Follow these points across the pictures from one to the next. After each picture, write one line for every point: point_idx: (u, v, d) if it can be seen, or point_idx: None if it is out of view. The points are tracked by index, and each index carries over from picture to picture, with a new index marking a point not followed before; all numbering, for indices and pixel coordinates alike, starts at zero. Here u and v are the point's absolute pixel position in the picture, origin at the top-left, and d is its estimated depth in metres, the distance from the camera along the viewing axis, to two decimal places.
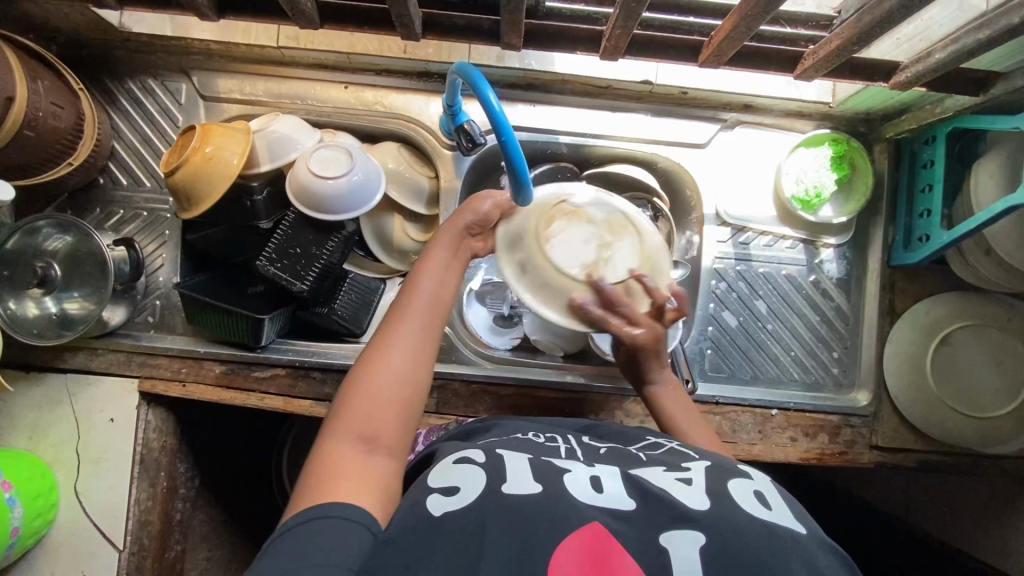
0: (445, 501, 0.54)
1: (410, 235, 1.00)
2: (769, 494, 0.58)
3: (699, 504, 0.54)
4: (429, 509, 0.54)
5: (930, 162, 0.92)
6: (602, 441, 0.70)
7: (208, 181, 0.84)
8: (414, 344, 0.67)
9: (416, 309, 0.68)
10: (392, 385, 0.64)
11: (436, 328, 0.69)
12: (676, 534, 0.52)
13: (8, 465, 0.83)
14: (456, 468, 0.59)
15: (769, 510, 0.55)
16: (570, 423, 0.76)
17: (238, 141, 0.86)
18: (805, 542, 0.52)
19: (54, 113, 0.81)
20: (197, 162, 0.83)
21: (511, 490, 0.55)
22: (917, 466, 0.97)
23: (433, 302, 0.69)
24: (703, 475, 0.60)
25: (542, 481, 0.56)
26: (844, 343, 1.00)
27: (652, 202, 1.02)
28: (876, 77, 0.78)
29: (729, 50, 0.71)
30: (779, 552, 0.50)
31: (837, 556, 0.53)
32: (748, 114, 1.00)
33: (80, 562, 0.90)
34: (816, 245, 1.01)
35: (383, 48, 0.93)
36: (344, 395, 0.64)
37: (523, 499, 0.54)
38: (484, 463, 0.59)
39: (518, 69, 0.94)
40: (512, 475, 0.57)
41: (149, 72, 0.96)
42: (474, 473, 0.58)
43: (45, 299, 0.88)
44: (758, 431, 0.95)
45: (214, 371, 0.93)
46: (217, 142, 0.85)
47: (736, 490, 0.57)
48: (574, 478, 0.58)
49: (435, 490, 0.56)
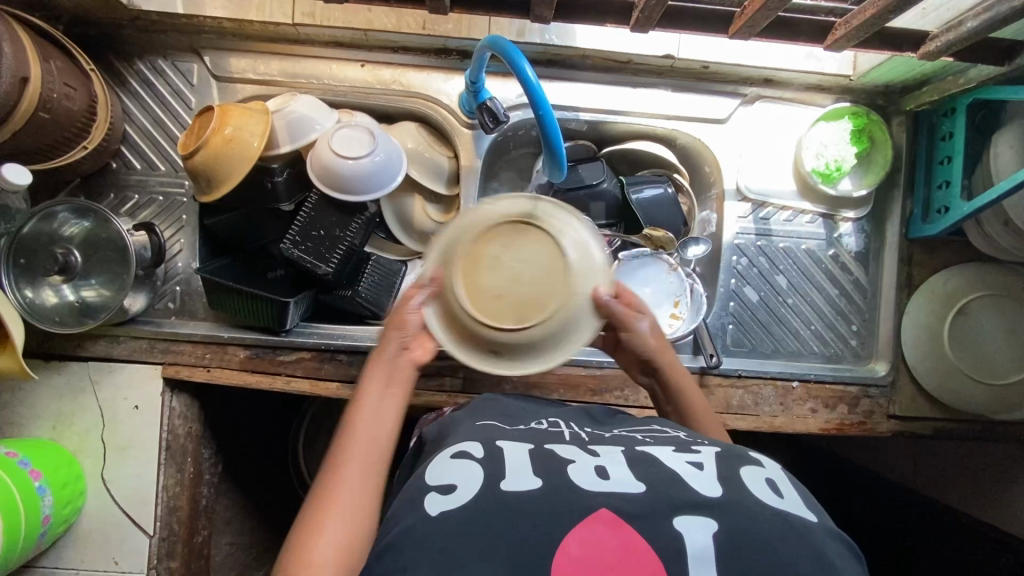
0: (441, 501, 0.54)
1: (432, 217, 1.00)
2: (780, 483, 0.59)
3: (712, 491, 0.54)
4: (427, 509, 0.53)
5: (948, 135, 0.93)
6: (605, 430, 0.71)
7: (228, 164, 0.83)
8: (356, 476, 0.59)
9: (357, 446, 0.62)
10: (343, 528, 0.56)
11: (377, 458, 0.62)
12: (688, 518, 0.52)
13: (36, 454, 0.83)
14: (453, 464, 0.59)
15: (781, 498, 0.56)
16: (581, 413, 0.77)
17: (258, 122, 0.85)
18: (817, 530, 0.53)
19: (67, 95, 0.79)
20: (218, 143, 0.82)
21: (509, 487, 0.54)
22: (933, 434, 1.00)
23: (374, 432, 0.63)
24: (714, 460, 0.60)
25: (542, 475, 0.56)
26: (862, 317, 1.02)
27: (672, 177, 1.03)
28: (904, 46, 0.78)
29: (762, 21, 0.70)
30: (790, 539, 0.51)
31: (844, 544, 0.53)
32: (768, 88, 0.99)
33: (110, 550, 0.90)
34: (835, 219, 1.01)
35: (401, 24, 0.91)
36: (288, 551, 0.54)
37: (522, 496, 0.53)
38: (482, 459, 0.59)
39: (539, 44, 0.93)
40: (511, 471, 0.57)
41: (160, 53, 0.94)
42: (471, 470, 0.57)
43: (64, 287, 0.86)
44: (780, 403, 0.97)
45: (238, 356, 0.92)
46: (239, 122, 0.83)
47: (747, 476, 0.58)
48: (578, 468, 0.58)
49: (431, 490, 0.56)
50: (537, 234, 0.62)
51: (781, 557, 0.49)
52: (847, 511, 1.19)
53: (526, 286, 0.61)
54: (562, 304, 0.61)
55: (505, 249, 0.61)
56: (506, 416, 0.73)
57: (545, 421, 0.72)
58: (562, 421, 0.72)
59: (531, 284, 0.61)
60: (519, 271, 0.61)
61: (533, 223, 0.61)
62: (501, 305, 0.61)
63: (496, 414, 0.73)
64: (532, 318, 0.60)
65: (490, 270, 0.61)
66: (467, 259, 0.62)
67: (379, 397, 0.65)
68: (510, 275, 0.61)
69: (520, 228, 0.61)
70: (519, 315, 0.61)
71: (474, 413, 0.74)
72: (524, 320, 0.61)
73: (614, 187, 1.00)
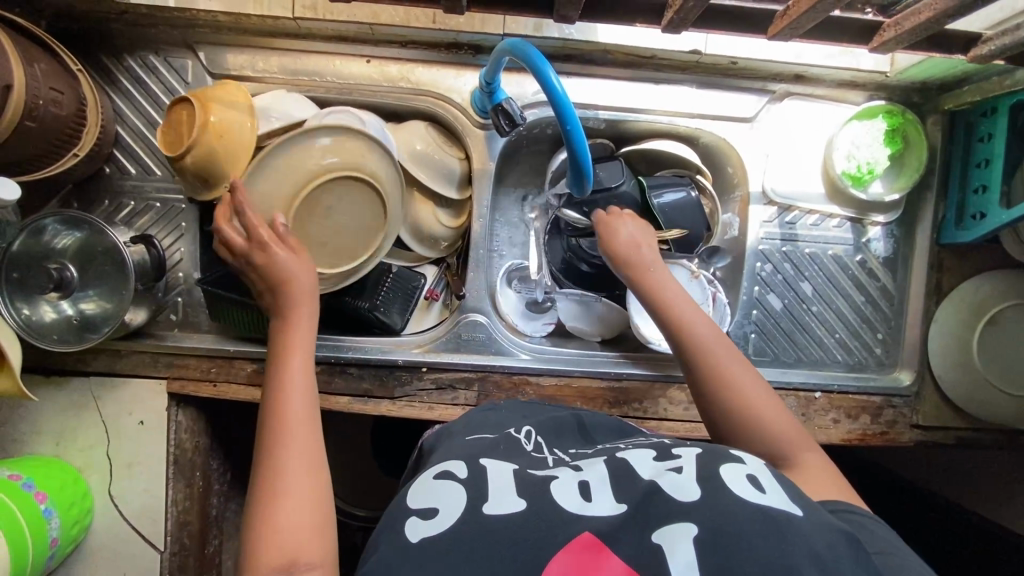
0: (422, 526, 0.51)
1: (442, 222, 0.95)
2: (762, 479, 0.55)
3: (690, 496, 0.52)
4: (407, 535, 0.50)
5: (987, 136, 0.88)
6: (588, 447, 0.67)
7: (223, 156, 0.77)
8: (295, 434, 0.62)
9: (291, 398, 0.65)
10: (302, 441, 0.61)
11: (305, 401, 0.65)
12: (669, 529, 0.49)
13: (40, 475, 0.81)
14: (433, 485, 0.56)
15: (763, 494, 0.53)
16: (568, 425, 0.71)
17: (239, 109, 0.80)
18: (803, 524, 0.49)
19: (54, 100, 0.74)
20: (210, 138, 0.76)
21: (491, 510, 0.51)
22: (955, 443, 0.97)
23: (304, 389, 0.66)
24: (693, 462, 0.57)
25: (527, 495, 0.53)
26: (887, 324, 0.99)
27: (695, 179, 0.97)
28: (954, 48, 0.73)
29: (806, 23, 0.65)
30: (772, 537, 0.47)
31: (836, 534, 0.49)
32: (798, 85, 0.94)
33: (120, 564, 0.88)
34: (863, 224, 0.98)
35: (409, 18, 0.84)
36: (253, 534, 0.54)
37: (504, 520, 0.50)
38: (466, 479, 0.56)
39: (557, 39, 0.86)
40: (494, 492, 0.53)
41: (151, 48, 0.88)
42: (454, 492, 0.54)
43: (61, 302, 0.82)
44: (801, 414, 0.93)
45: (245, 370, 0.89)
46: (224, 112, 0.77)
47: (727, 474, 0.55)
48: (560, 484, 0.55)
49: (412, 513, 0.53)
50: (357, 188, 0.80)
51: (768, 561, 0.46)
52: None
53: (346, 243, 0.81)
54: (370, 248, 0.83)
55: (333, 197, 0.79)
56: (495, 428, 0.69)
57: (524, 435, 0.67)
58: (541, 439, 0.67)
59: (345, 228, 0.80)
60: (346, 225, 0.80)
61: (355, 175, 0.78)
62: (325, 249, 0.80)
63: (487, 426, 0.70)
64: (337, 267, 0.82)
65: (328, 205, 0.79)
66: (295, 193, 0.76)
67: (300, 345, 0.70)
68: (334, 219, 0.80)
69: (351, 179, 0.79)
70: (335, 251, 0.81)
71: (467, 426, 0.71)
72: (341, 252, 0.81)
73: (633, 188, 0.94)
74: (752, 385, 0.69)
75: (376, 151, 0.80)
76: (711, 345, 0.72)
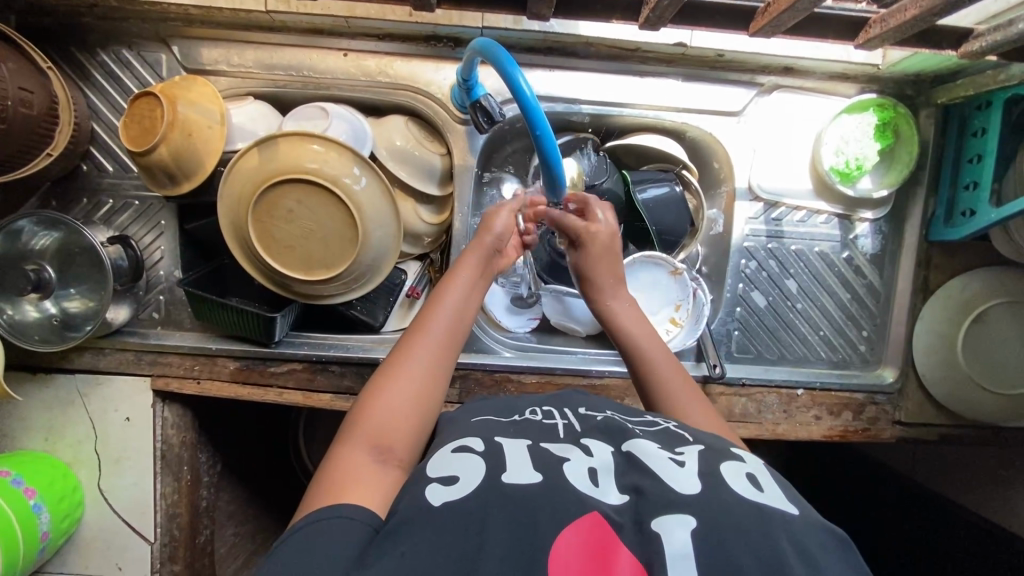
0: (444, 491, 0.50)
1: (422, 218, 0.93)
2: (761, 478, 0.55)
3: (690, 488, 0.51)
4: (430, 499, 0.50)
5: (981, 130, 0.86)
6: (598, 410, 0.69)
7: (192, 154, 0.79)
8: (426, 360, 0.64)
9: (436, 320, 0.67)
10: (430, 357, 0.65)
11: (454, 344, 0.67)
12: (666, 519, 0.47)
13: (29, 471, 0.83)
14: (452, 457, 0.55)
15: (762, 492, 0.52)
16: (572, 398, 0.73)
17: (208, 104, 0.80)
18: (796, 523, 0.48)
19: (24, 99, 0.73)
20: (178, 135, 0.77)
21: (510, 479, 0.51)
22: (938, 439, 0.97)
23: (455, 315, 0.69)
24: (697, 458, 0.56)
25: (542, 469, 0.53)
26: (873, 321, 0.98)
27: (680, 173, 0.96)
28: (944, 44, 0.71)
29: (788, 21, 0.63)
30: (757, 530, 0.46)
31: (829, 535, 0.49)
32: (787, 77, 0.92)
33: (113, 556, 0.91)
34: (850, 220, 0.96)
35: (385, 11, 0.82)
36: (358, 407, 0.61)
37: (521, 489, 0.50)
38: (484, 452, 0.55)
39: (539, 32, 0.84)
40: (513, 463, 0.54)
41: (124, 42, 0.86)
42: (473, 463, 0.54)
43: (43, 302, 0.83)
44: (783, 411, 0.93)
45: (228, 367, 0.90)
46: (189, 108, 0.78)
47: (728, 473, 0.54)
48: (573, 466, 0.54)
49: (433, 480, 0.52)
50: (326, 195, 0.78)
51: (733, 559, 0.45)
52: (843, 502, 1.19)
53: (315, 241, 0.79)
54: (346, 263, 0.80)
55: (297, 202, 0.78)
56: (504, 411, 0.67)
57: (539, 412, 0.67)
58: (550, 409, 0.68)
59: (306, 231, 0.79)
60: (307, 230, 0.79)
61: (320, 184, 0.77)
62: (296, 254, 0.80)
63: (494, 408, 0.68)
64: (328, 271, 0.80)
65: (291, 208, 0.78)
66: (258, 199, 0.78)
67: (471, 281, 0.72)
68: (298, 225, 0.79)
69: (313, 184, 0.78)
70: (295, 261, 0.80)
71: (466, 410, 0.67)
72: (308, 260, 0.80)
73: (616, 185, 0.92)
74: (681, 393, 0.70)
75: (343, 159, 0.79)
76: (666, 372, 0.72)
